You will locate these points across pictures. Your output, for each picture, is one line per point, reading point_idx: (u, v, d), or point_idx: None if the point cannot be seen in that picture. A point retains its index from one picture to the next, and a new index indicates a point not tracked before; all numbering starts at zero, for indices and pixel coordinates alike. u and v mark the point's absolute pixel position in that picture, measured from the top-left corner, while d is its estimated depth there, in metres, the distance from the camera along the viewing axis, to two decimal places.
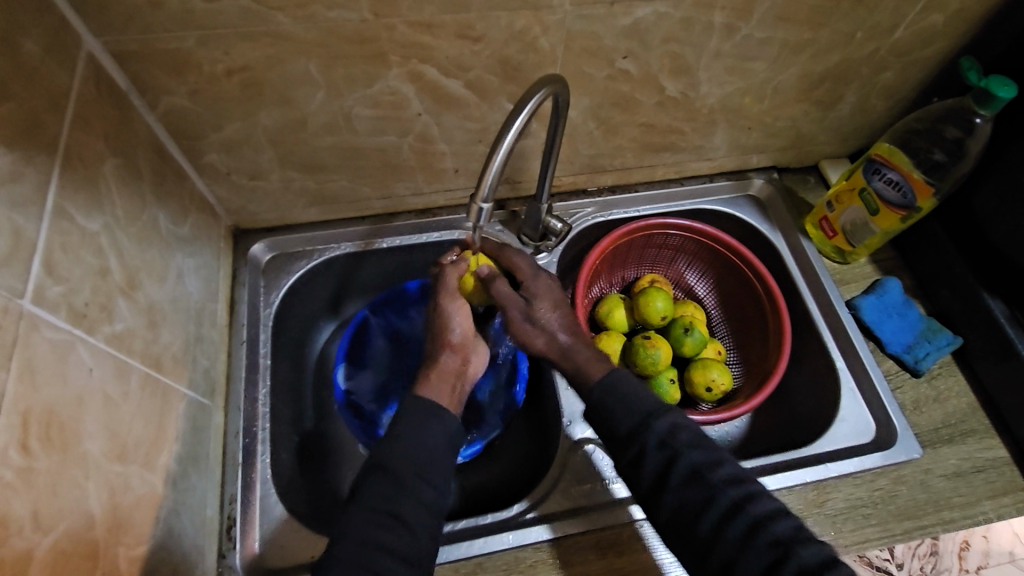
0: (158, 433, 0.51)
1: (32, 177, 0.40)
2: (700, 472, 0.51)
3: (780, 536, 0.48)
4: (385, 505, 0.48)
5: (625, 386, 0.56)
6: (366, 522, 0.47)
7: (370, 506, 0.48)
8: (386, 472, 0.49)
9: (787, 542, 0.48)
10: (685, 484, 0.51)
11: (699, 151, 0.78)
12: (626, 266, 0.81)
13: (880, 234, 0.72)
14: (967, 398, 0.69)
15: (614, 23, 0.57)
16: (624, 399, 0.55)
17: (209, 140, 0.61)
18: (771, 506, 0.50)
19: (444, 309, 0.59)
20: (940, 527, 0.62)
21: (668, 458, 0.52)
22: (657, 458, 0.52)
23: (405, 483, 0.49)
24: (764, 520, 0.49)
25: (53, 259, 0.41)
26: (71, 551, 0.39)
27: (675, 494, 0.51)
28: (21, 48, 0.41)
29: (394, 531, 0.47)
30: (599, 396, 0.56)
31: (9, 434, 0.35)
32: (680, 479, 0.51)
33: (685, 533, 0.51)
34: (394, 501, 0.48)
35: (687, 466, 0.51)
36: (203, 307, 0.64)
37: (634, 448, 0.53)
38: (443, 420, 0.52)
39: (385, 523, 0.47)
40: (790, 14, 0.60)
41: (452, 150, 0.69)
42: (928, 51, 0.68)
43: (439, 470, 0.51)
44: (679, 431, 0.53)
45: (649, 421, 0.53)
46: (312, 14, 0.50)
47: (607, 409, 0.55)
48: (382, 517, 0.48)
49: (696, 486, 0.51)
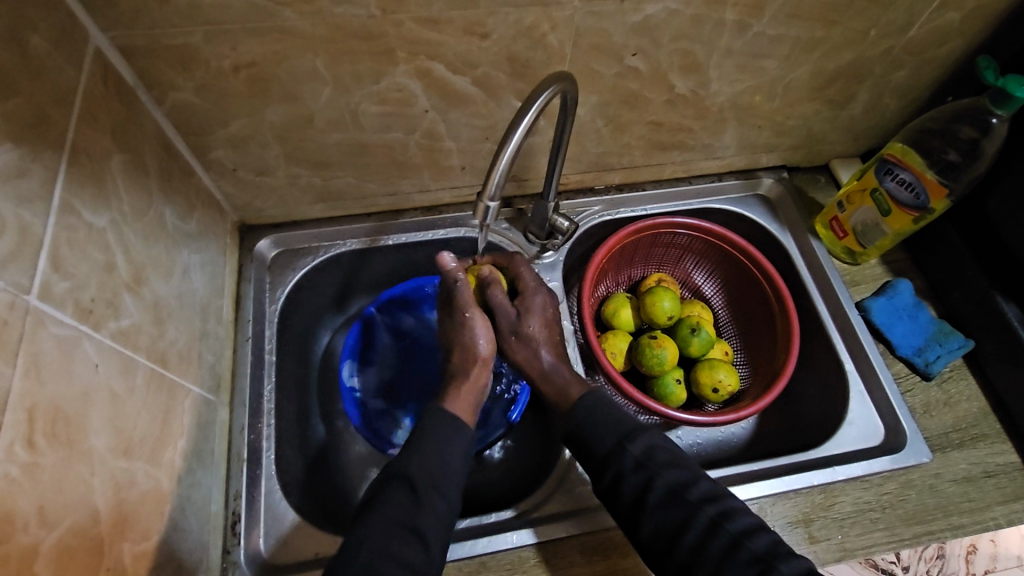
0: (163, 430, 0.51)
1: (38, 172, 0.40)
2: (676, 492, 0.52)
3: (758, 553, 0.48)
4: (404, 518, 0.49)
5: (605, 407, 0.58)
6: (384, 533, 0.47)
7: (383, 519, 0.48)
8: (406, 486, 0.50)
9: (769, 559, 0.48)
10: (662, 505, 0.52)
11: (708, 150, 0.77)
12: (633, 266, 0.81)
13: (892, 235, 0.71)
14: (978, 402, 0.68)
15: (623, 20, 0.56)
16: (601, 419, 0.57)
17: (215, 136, 0.61)
18: (748, 523, 0.51)
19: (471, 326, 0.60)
20: (950, 532, 0.61)
21: (646, 479, 0.53)
22: (634, 480, 0.53)
23: (422, 497, 0.50)
24: (741, 538, 0.49)
25: (60, 255, 0.41)
26: (76, 546, 0.39)
27: (653, 515, 0.52)
28: (28, 43, 0.41)
29: (410, 545, 0.48)
30: (576, 421, 0.57)
31: (16, 430, 0.35)
32: (657, 500, 0.52)
33: (663, 553, 0.51)
34: (414, 513, 0.49)
35: (664, 486, 0.52)
36: (209, 303, 0.64)
37: (609, 472, 0.54)
38: None
39: (405, 537, 0.48)
40: (802, 12, 0.59)
41: (458, 147, 0.68)
42: (943, 50, 0.67)
43: (452, 481, 0.52)
44: (655, 452, 0.54)
45: (626, 443, 0.55)
46: (319, 9, 0.50)
47: (587, 429, 0.57)
48: (398, 530, 0.48)
49: (674, 505, 0.52)
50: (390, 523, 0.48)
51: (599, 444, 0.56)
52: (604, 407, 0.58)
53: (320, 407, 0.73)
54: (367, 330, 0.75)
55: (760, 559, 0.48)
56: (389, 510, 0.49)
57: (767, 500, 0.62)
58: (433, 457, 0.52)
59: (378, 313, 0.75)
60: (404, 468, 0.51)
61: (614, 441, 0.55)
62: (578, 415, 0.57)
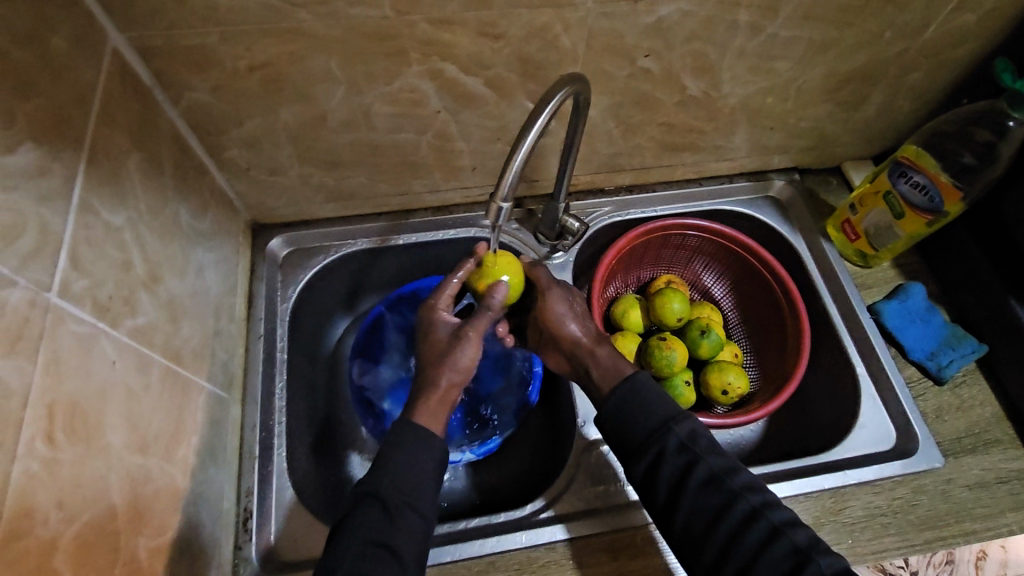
0: (178, 426, 0.52)
1: (59, 171, 0.40)
2: (717, 478, 0.52)
3: (799, 544, 0.48)
4: (377, 535, 0.48)
5: (644, 391, 0.56)
6: (358, 556, 0.47)
7: (355, 540, 0.47)
8: (378, 503, 0.49)
9: (806, 552, 0.48)
10: (702, 491, 0.51)
11: (720, 151, 0.77)
12: (642, 267, 0.81)
13: (904, 238, 0.71)
14: (991, 407, 0.68)
15: (636, 21, 0.56)
16: (642, 402, 0.56)
17: (230, 136, 0.61)
18: (788, 515, 0.50)
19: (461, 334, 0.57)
20: (961, 538, 0.61)
21: (686, 465, 0.52)
22: (675, 463, 0.53)
23: (394, 512, 0.49)
24: (782, 528, 0.49)
25: (79, 253, 0.42)
26: (93, 541, 0.39)
27: (692, 500, 0.51)
28: (51, 44, 0.41)
29: (386, 565, 0.47)
30: (620, 399, 0.56)
31: (37, 426, 0.35)
32: (697, 486, 0.52)
33: (697, 543, 0.51)
34: (388, 531, 0.48)
35: (706, 470, 0.52)
36: (222, 301, 0.64)
37: (649, 454, 0.54)
38: None
39: (378, 555, 0.47)
40: (817, 13, 0.59)
41: (470, 148, 0.68)
42: (958, 52, 0.67)
43: (428, 499, 0.51)
44: (698, 437, 0.54)
45: (670, 424, 0.54)
46: (335, 11, 0.50)
47: (627, 413, 0.56)
48: (373, 549, 0.47)
49: (714, 491, 0.51)
50: (362, 542, 0.47)
51: (636, 431, 0.55)
52: (641, 395, 0.56)
53: (329, 407, 0.73)
54: (376, 327, 0.76)
55: (800, 551, 0.48)
56: (402, 507, 0.49)
57: None
58: (408, 471, 0.51)
59: (388, 311, 0.76)
60: (375, 486, 0.50)
61: (644, 432, 0.55)
62: (622, 394, 0.56)
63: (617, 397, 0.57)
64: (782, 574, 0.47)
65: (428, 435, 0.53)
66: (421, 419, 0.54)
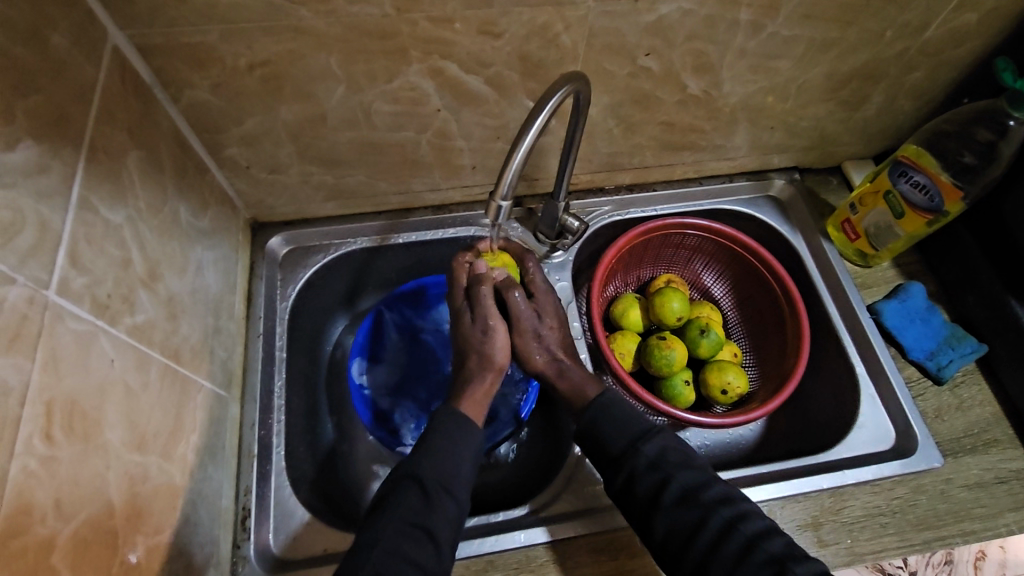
0: (176, 425, 0.51)
1: (57, 169, 0.40)
2: (692, 494, 0.52)
3: (774, 554, 0.48)
4: (414, 517, 0.48)
5: (617, 408, 0.57)
6: (394, 533, 0.47)
7: (396, 520, 0.48)
8: (416, 484, 0.50)
9: (782, 561, 0.48)
10: (678, 505, 0.51)
11: (720, 151, 0.77)
12: (642, 266, 0.81)
13: (905, 237, 0.71)
14: (990, 407, 0.68)
15: (637, 20, 0.56)
16: (616, 417, 0.56)
17: (230, 133, 0.61)
18: (763, 525, 0.50)
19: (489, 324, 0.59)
20: (959, 539, 0.61)
21: (659, 481, 0.53)
22: (648, 480, 0.53)
23: (434, 497, 0.50)
24: (756, 540, 0.49)
25: (78, 250, 0.42)
26: (91, 539, 0.39)
27: (667, 514, 0.51)
28: (50, 41, 0.41)
29: (422, 546, 0.48)
30: (591, 418, 0.57)
31: (35, 423, 0.35)
32: (671, 501, 0.52)
33: (676, 554, 0.51)
34: (425, 514, 0.49)
35: (678, 487, 0.52)
36: (221, 299, 0.64)
37: (623, 473, 0.54)
38: (470, 433, 0.54)
39: (416, 537, 0.48)
40: (817, 12, 0.58)
41: (470, 146, 0.68)
42: (959, 51, 0.66)
43: (463, 482, 0.52)
44: (668, 453, 0.54)
45: (639, 444, 0.55)
46: (334, 9, 0.50)
47: (601, 430, 0.56)
48: (410, 529, 0.48)
49: (689, 506, 0.51)
50: (401, 521, 0.48)
51: (612, 444, 0.55)
52: (617, 408, 0.57)
53: (329, 405, 0.73)
54: (377, 328, 0.76)
55: (776, 560, 0.48)
56: (400, 511, 0.49)
57: (774, 503, 0.62)
58: (444, 457, 0.52)
59: (386, 310, 0.76)
60: (414, 467, 0.51)
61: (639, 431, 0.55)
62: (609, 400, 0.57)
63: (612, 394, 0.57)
64: None
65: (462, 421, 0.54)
66: (462, 408, 0.56)
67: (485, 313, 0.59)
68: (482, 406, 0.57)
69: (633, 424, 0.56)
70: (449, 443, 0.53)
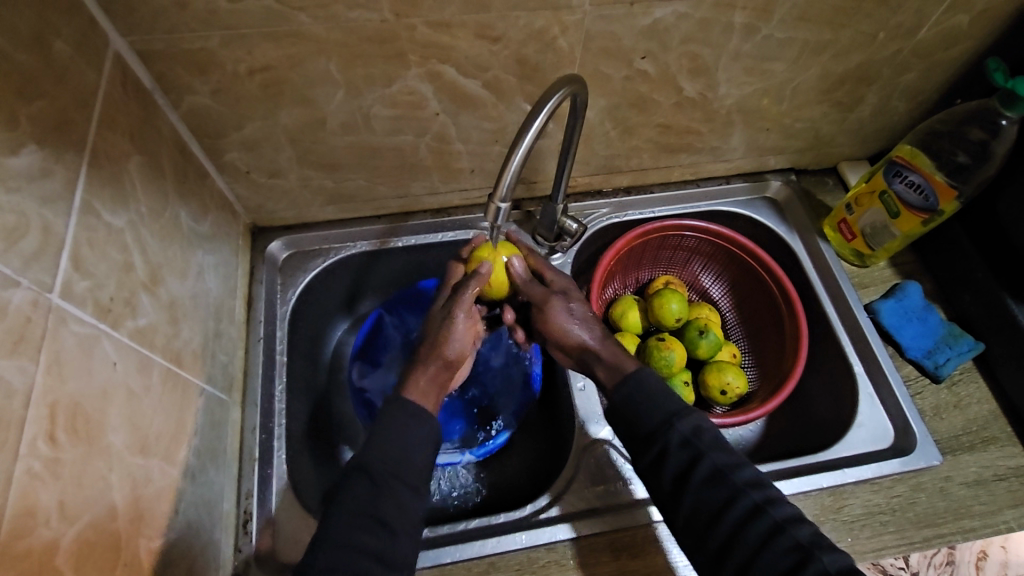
0: (178, 427, 0.52)
1: (61, 173, 0.41)
2: (722, 473, 0.51)
3: (800, 541, 0.47)
4: (367, 506, 0.49)
5: (652, 385, 0.57)
6: (348, 525, 0.48)
7: (349, 510, 0.48)
8: (366, 479, 0.50)
9: (808, 548, 0.47)
10: (707, 484, 0.51)
11: (717, 152, 0.77)
12: (640, 268, 0.81)
13: (901, 237, 0.71)
14: (989, 405, 0.68)
15: (633, 24, 0.57)
16: (652, 395, 0.56)
17: (230, 138, 0.62)
18: (791, 512, 0.50)
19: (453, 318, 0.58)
20: (960, 536, 0.61)
21: (689, 460, 0.52)
22: (679, 457, 0.52)
23: (384, 485, 0.50)
24: (783, 525, 0.49)
25: (80, 254, 0.42)
26: (94, 541, 0.39)
27: (694, 493, 0.51)
28: (54, 48, 0.42)
29: (377, 535, 0.48)
30: (627, 393, 0.56)
31: (39, 426, 0.36)
32: (702, 479, 0.51)
33: (700, 532, 0.51)
34: (375, 503, 0.49)
35: (710, 466, 0.51)
36: (222, 303, 0.64)
37: (655, 447, 0.54)
38: (421, 420, 0.53)
39: (367, 526, 0.48)
40: (811, 15, 0.59)
41: (469, 150, 0.69)
42: (951, 53, 0.67)
43: (418, 470, 0.52)
44: (702, 432, 0.53)
45: (674, 421, 0.54)
46: (334, 14, 0.51)
47: (635, 405, 0.56)
48: (363, 519, 0.48)
49: (719, 487, 0.51)
50: (354, 510, 0.48)
51: (629, 428, 0.56)
52: (655, 384, 0.57)
53: (329, 411, 0.74)
54: (376, 331, 0.78)
55: (801, 546, 0.47)
56: (349, 503, 0.48)
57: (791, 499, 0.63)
58: (398, 447, 0.51)
59: (387, 313, 0.78)
60: (364, 458, 0.51)
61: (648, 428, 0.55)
62: (632, 384, 0.56)
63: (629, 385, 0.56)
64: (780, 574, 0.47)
65: (419, 411, 0.54)
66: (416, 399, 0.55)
67: (457, 303, 0.59)
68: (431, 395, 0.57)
69: (668, 401, 0.56)
70: (404, 432, 0.52)
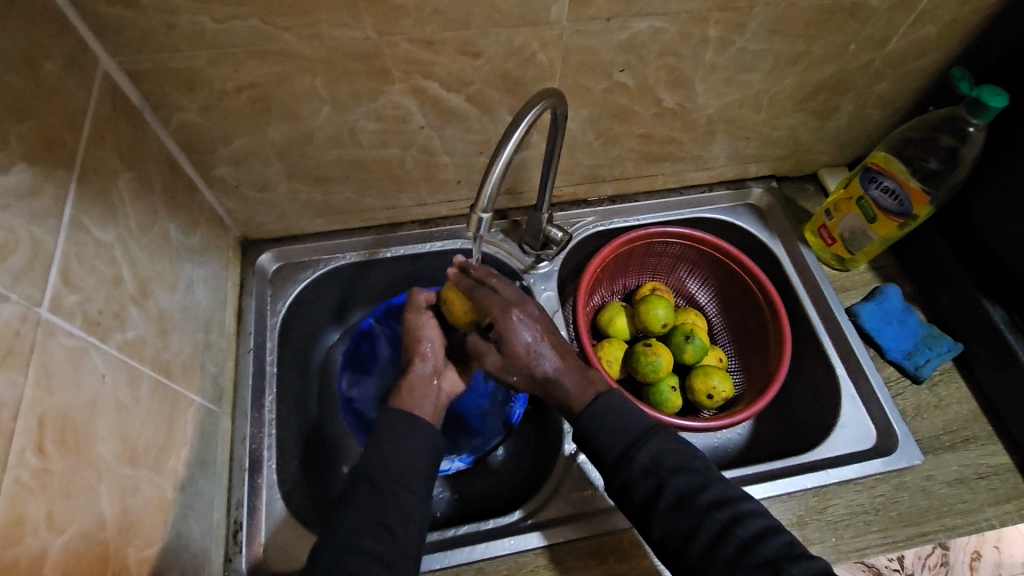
0: (166, 439, 0.52)
1: (50, 191, 0.42)
2: (687, 498, 0.52)
3: (769, 557, 0.49)
4: (373, 514, 0.49)
5: (613, 409, 0.56)
6: (356, 530, 0.48)
7: (355, 517, 0.49)
8: (372, 490, 0.51)
9: (776, 563, 0.48)
10: (674, 510, 0.52)
11: (699, 161, 0.79)
12: (627, 275, 0.82)
13: (879, 241, 0.73)
14: (968, 405, 0.69)
15: (610, 38, 0.58)
16: (609, 424, 0.55)
17: (219, 153, 0.63)
18: (759, 526, 0.51)
19: (414, 321, 0.62)
20: (944, 534, 0.62)
21: (654, 486, 0.53)
22: (644, 485, 0.53)
23: (386, 493, 0.50)
24: (751, 543, 0.49)
25: (69, 269, 0.43)
26: (83, 551, 0.40)
27: (663, 519, 0.52)
28: (43, 69, 0.43)
29: (381, 541, 0.48)
30: (584, 424, 0.56)
31: (27, 437, 0.36)
32: (668, 504, 0.52)
33: (676, 551, 0.51)
34: (382, 511, 0.50)
35: (673, 493, 0.52)
36: (212, 315, 0.65)
37: (619, 478, 0.54)
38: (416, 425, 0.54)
39: (374, 531, 0.48)
40: (783, 27, 0.61)
41: (454, 161, 0.70)
42: (922, 61, 0.69)
43: (418, 475, 0.52)
44: (663, 457, 0.54)
45: (633, 450, 0.54)
46: (318, 33, 0.52)
47: (592, 435, 0.55)
48: (369, 525, 0.49)
49: (685, 511, 0.51)
50: (357, 519, 0.49)
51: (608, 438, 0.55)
52: (614, 408, 0.56)
53: (319, 420, 0.74)
54: (366, 340, 0.77)
55: (770, 563, 0.48)
56: (358, 513, 0.49)
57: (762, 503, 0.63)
58: (398, 456, 0.52)
59: (377, 323, 0.76)
60: (367, 469, 0.52)
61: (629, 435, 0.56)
62: (587, 416, 0.56)
63: (588, 414, 0.56)
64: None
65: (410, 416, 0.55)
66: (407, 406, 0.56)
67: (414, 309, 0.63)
68: (421, 401, 0.57)
69: (628, 425, 0.55)
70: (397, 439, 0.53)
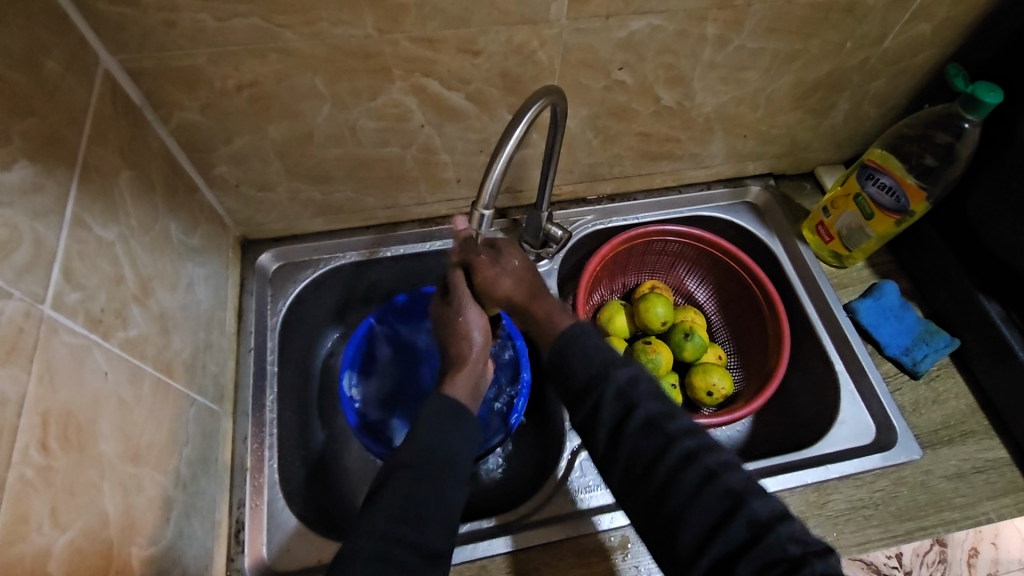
0: (169, 437, 0.52)
1: (51, 188, 0.42)
2: (655, 422, 0.52)
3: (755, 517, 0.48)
4: (396, 505, 0.50)
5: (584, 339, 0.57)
6: (386, 518, 0.49)
7: (380, 509, 0.49)
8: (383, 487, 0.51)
9: (739, 494, 0.47)
10: (641, 432, 0.52)
11: (697, 159, 0.79)
12: (627, 274, 0.83)
13: (876, 238, 0.73)
14: (966, 398, 0.70)
15: (609, 36, 0.59)
16: (582, 351, 0.56)
17: (218, 153, 0.63)
18: (725, 459, 0.50)
19: (467, 312, 0.62)
20: (943, 528, 0.62)
21: (623, 408, 0.53)
22: (612, 408, 0.53)
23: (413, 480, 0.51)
24: (717, 470, 0.49)
25: (71, 266, 0.43)
26: (86, 549, 0.40)
27: (630, 443, 0.52)
28: (44, 66, 0.43)
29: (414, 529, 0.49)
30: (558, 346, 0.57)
31: (31, 434, 0.36)
32: (634, 430, 0.52)
33: (639, 479, 0.51)
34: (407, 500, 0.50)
35: (643, 414, 0.52)
36: (213, 314, 0.65)
37: (588, 397, 0.54)
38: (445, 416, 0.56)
39: (400, 521, 0.49)
40: (780, 25, 0.61)
41: (454, 160, 0.70)
42: (917, 60, 0.70)
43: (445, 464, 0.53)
44: (635, 383, 0.54)
45: (605, 373, 0.54)
46: (319, 31, 0.53)
47: (566, 363, 0.56)
48: (396, 514, 0.49)
49: (653, 435, 0.51)
50: (381, 510, 0.49)
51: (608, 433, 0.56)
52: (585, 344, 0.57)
53: (321, 420, 0.74)
54: (367, 341, 0.77)
55: (734, 492, 0.48)
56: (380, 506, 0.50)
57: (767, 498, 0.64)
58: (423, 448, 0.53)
59: (377, 323, 0.77)
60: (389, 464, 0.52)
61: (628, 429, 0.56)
62: (563, 340, 0.58)
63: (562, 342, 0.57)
64: (719, 521, 0.47)
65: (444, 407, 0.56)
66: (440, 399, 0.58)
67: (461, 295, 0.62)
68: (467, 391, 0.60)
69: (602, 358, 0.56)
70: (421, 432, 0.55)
